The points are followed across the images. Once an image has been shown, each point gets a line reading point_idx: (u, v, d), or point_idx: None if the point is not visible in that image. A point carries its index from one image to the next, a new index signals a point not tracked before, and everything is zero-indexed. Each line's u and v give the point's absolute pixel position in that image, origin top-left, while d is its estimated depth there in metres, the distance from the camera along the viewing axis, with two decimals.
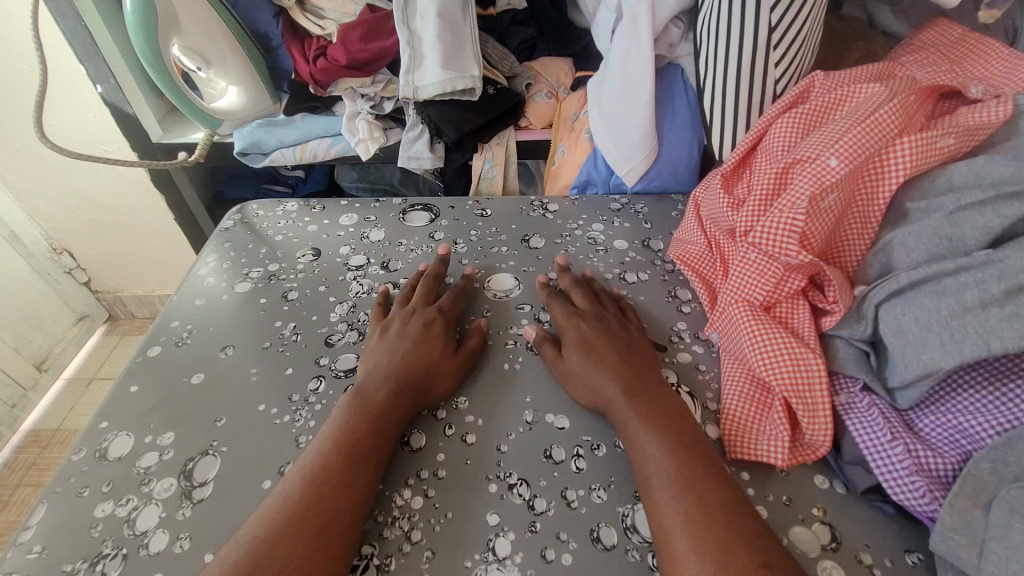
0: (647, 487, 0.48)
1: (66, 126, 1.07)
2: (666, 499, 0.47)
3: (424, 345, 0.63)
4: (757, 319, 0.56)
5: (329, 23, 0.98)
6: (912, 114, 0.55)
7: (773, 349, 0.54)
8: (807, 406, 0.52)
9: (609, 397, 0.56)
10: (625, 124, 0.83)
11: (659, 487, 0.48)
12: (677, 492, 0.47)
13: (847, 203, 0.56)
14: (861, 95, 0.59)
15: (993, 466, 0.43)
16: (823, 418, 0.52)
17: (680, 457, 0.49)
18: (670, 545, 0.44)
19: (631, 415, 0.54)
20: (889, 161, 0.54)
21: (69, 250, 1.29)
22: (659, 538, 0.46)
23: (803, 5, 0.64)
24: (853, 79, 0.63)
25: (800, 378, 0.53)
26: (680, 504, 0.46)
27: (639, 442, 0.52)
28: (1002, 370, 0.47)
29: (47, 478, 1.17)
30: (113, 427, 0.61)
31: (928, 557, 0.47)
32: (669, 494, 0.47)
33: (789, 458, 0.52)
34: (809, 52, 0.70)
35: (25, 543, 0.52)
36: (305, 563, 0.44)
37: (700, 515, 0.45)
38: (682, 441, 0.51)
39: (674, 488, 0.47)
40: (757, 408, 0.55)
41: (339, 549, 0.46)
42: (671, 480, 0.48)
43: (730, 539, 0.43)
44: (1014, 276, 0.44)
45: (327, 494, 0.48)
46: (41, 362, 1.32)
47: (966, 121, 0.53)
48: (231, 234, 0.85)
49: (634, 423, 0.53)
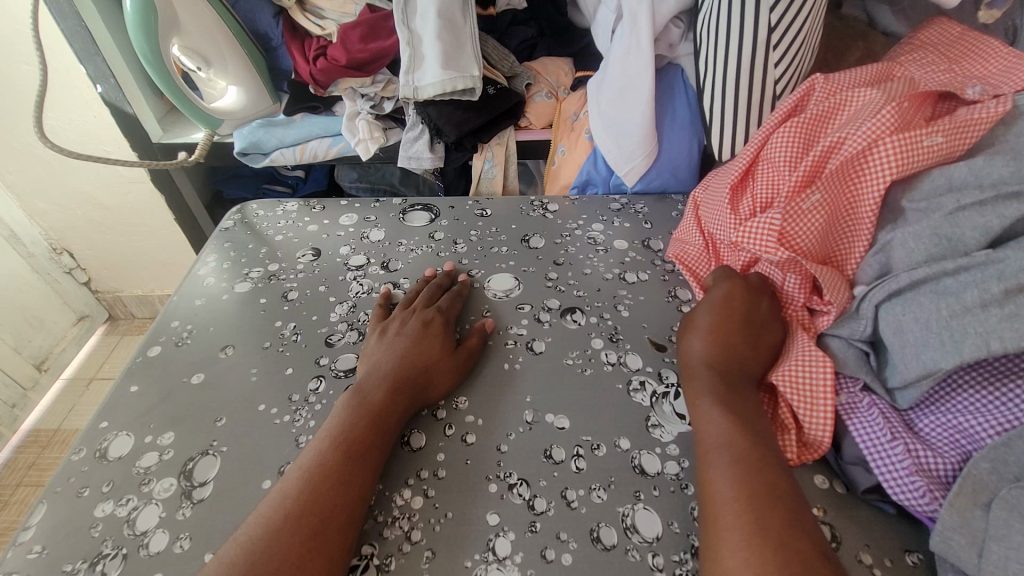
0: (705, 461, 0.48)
1: (67, 126, 1.07)
2: (721, 476, 0.46)
3: (424, 344, 0.63)
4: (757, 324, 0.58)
5: (329, 22, 0.98)
6: (906, 119, 0.55)
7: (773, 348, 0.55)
8: (803, 398, 0.52)
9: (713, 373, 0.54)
10: (625, 123, 0.83)
11: (715, 464, 0.47)
12: (734, 469, 0.46)
13: (838, 206, 0.56)
14: (856, 101, 0.60)
15: (993, 466, 0.43)
16: (822, 410, 0.51)
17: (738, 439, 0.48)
18: (716, 526, 0.43)
19: (705, 394, 0.52)
20: (880, 164, 0.54)
21: (69, 250, 1.30)
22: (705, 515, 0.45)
23: (802, 5, 0.64)
24: (860, 81, 0.63)
25: (807, 392, 0.52)
26: (735, 481, 0.45)
27: (708, 420, 0.51)
28: (1002, 370, 0.47)
29: (48, 478, 1.17)
30: (113, 427, 0.61)
31: (928, 557, 0.47)
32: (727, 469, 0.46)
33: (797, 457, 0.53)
34: (809, 53, 0.70)
35: (25, 542, 0.52)
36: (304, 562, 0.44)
37: (750, 494, 0.43)
38: (752, 426, 0.49)
39: (732, 465, 0.46)
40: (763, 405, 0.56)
41: (338, 549, 0.46)
42: (732, 460, 0.46)
43: (785, 519, 0.42)
44: (1014, 276, 0.44)
45: (326, 496, 0.48)
46: (41, 362, 1.32)
47: (958, 120, 0.53)
48: (231, 233, 0.85)
49: (706, 403, 0.52)
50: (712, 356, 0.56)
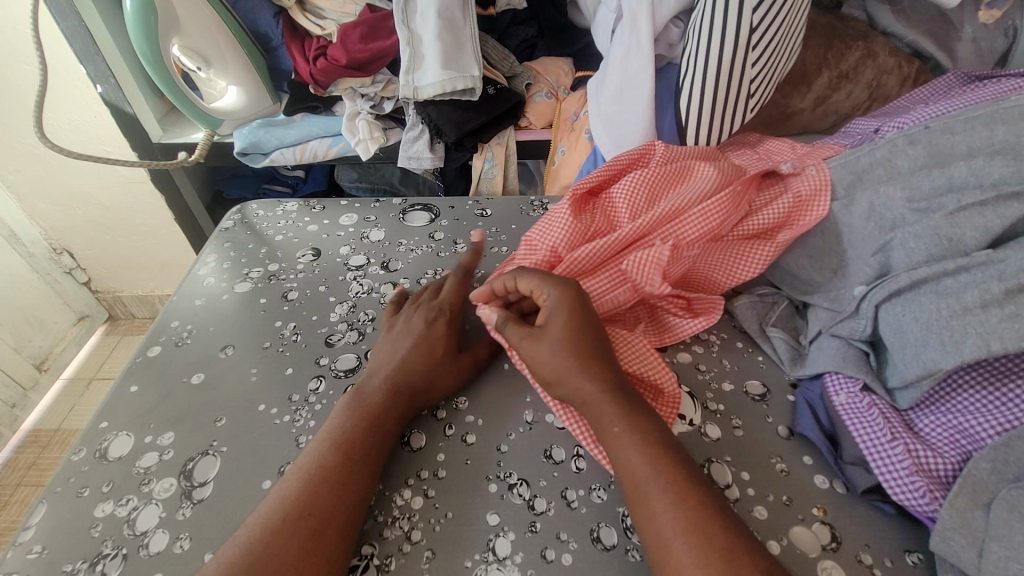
0: (639, 495, 0.45)
1: (66, 126, 1.06)
2: (659, 514, 0.44)
3: (425, 345, 0.62)
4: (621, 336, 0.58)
5: (329, 22, 0.98)
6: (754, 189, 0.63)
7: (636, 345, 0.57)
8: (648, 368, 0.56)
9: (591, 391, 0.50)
10: (625, 124, 0.83)
11: (648, 501, 0.45)
12: (669, 505, 0.44)
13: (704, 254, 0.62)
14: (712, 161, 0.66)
15: (993, 465, 0.43)
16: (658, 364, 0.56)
17: (662, 462, 0.46)
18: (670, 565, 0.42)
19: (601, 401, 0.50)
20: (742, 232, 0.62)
21: (69, 250, 1.29)
22: (653, 549, 0.44)
23: (779, 6, 0.66)
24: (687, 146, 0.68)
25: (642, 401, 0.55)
26: (677, 516, 0.43)
27: (625, 449, 0.47)
28: (1002, 370, 0.47)
29: (48, 478, 1.17)
30: (113, 427, 0.61)
31: (929, 557, 0.47)
32: (666, 506, 0.44)
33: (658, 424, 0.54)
34: (784, 55, 0.71)
35: (25, 543, 0.52)
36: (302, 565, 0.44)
37: (696, 525, 0.42)
38: (667, 448, 0.48)
39: (666, 497, 0.44)
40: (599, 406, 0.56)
41: (338, 553, 0.46)
42: (663, 487, 0.45)
43: (727, 555, 0.41)
44: (1014, 276, 0.44)
45: (326, 501, 0.48)
46: (41, 362, 1.31)
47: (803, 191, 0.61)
48: (231, 233, 0.85)
49: (612, 428, 0.48)
50: (569, 371, 0.51)
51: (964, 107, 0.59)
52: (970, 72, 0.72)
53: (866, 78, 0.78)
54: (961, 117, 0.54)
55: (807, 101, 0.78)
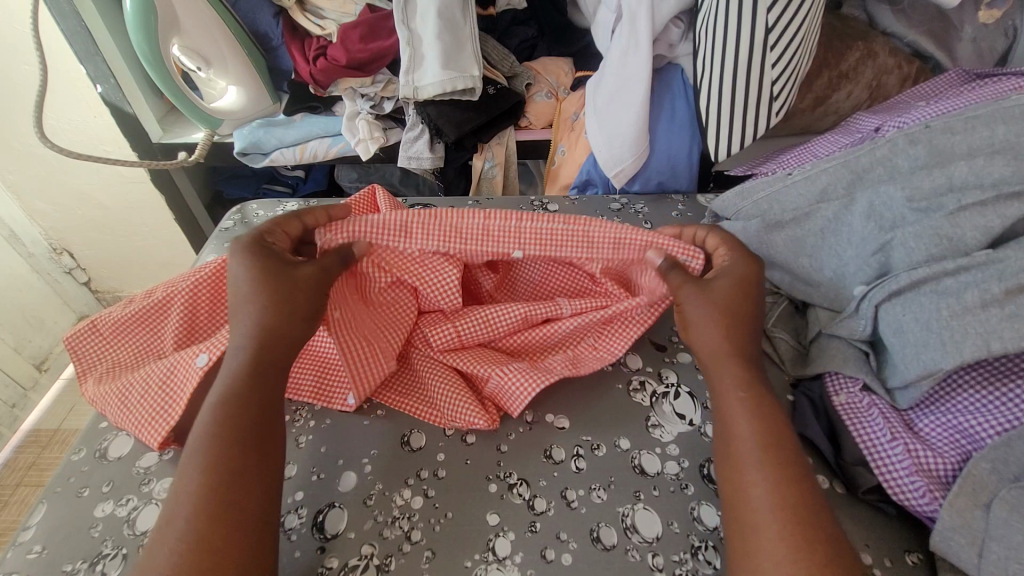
0: (735, 469, 0.45)
1: (65, 126, 1.05)
2: (756, 487, 0.43)
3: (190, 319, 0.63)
4: (170, 298, 0.63)
5: (329, 23, 0.98)
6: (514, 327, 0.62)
7: (154, 333, 0.64)
8: (162, 324, 0.64)
9: (721, 345, 0.52)
10: (618, 124, 0.83)
11: (750, 469, 0.44)
12: (769, 474, 0.44)
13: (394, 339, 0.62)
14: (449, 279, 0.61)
15: (993, 466, 0.43)
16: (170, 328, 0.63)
17: (767, 440, 0.46)
18: (751, 535, 0.42)
19: (729, 356, 0.51)
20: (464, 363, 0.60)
21: (69, 250, 1.29)
22: (732, 524, 0.43)
23: (801, 4, 0.64)
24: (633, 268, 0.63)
25: (110, 332, 0.63)
26: (772, 486, 0.43)
27: (734, 416, 0.48)
28: (1002, 370, 0.48)
29: (47, 478, 1.17)
30: (112, 427, 0.61)
31: (928, 557, 0.47)
32: (764, 475, 0.44)
33: (133, 349, 0.64)
34: (806, 54, 0.69)
35: (25, 542, 0.52)
36: (235, 502, 0.42)
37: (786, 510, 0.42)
38: (779, 421, 0.47)
39: (768, 477, 0.43)
40: (145, 331, 0.64)
41: (253, 467, 0.44)
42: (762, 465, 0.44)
43: (820, 540, 0.40)
44: (1014, 277, 0.44)
45: (223, 448, 0.44)
46: (41, 362, 1.31)
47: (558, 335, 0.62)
48: (231, 233, 0.86)
49: (736, 391, 0.49)
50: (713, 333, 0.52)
51: (966, 106, 0.59)
52: (972, 70, 0.72)
53: (866, 78, 0.78)
54: (962, 117, 0.54)
55: (808, 101, 0.78)
